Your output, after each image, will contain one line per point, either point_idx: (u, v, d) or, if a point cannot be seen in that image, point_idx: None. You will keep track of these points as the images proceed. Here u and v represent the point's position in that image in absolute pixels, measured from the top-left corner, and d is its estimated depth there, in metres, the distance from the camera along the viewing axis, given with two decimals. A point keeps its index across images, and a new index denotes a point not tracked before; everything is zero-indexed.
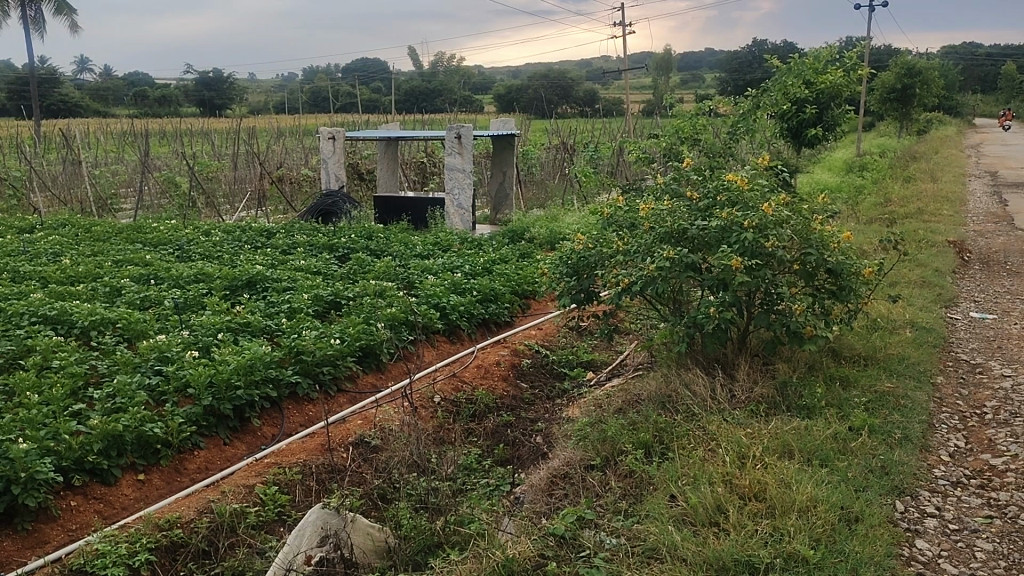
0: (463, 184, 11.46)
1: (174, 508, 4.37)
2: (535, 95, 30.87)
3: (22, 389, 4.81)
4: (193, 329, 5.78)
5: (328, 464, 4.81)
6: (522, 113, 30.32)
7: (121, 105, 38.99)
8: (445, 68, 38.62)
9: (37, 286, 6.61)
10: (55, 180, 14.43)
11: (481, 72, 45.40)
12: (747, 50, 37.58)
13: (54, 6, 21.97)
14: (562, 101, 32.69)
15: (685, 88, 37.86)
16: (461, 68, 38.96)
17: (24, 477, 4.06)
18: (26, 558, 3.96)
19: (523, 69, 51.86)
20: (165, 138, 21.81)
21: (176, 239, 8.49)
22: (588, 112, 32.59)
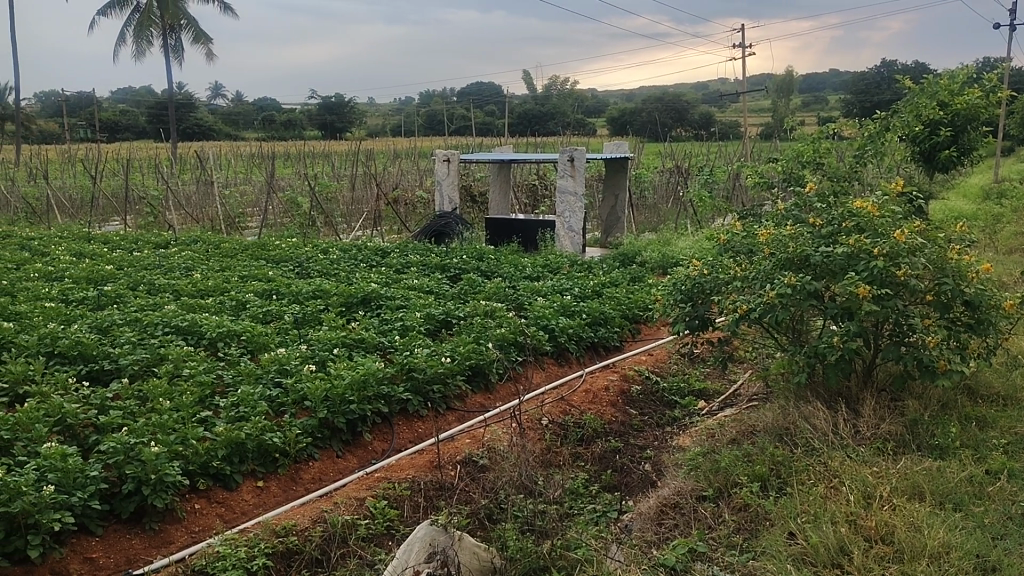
0: (575, 208, 11.51)
1: (290, 516, 4.54)
2: (649, 117, 30.69)
3: (155, 395, 5.13)
4: (312, 343, 5.99)
5: (437, 481, 4.87)
6: (634, 137, 30.23)
7: (250, 128, 41.26)
8: (558, 91, 38.96)
9: (170, 298, 7.01)
10: (188, 199, 15.35)
11: (595, 96, 45.55)
12: (874, 71, 36.20)
13: (193, 36, 23.48)
14: (676, 124, 32.36)
15: (803, 111, 36.81)
16: (574, 91, 39.22)
17: (153, 479, 4.37)
18: (153, 557, 4.24)
19: (638, 93, 51.79)
20: (290, 161, 22.93)
21: (297, 257, 8.85)
22: (701, 135, 32.11)
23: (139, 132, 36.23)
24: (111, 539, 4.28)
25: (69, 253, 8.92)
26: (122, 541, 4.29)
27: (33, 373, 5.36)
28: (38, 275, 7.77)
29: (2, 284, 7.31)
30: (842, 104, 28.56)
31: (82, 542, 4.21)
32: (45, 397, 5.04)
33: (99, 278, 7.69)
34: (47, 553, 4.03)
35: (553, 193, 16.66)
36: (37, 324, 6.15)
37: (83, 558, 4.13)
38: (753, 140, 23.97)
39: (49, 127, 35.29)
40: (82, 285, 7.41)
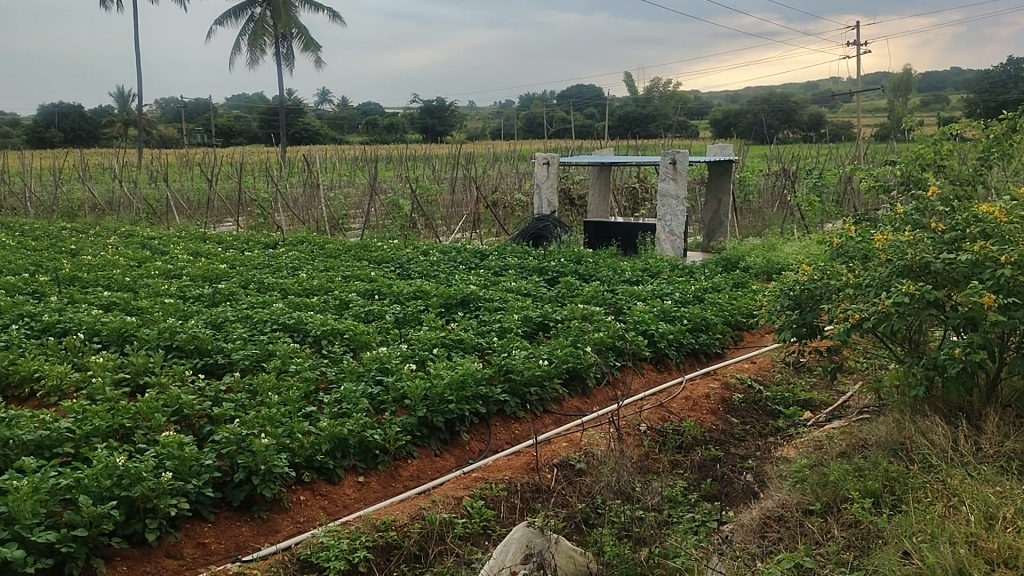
0: (676, 211, 11.38)
1: (390, 512, 4.64)
2: (754, 119, 29.95)
3: (264, 390, 5.36)
4: (412, 343, 6.12)
5: (534, 484, 4.89)
6: (739, 139, 29.57)
7: (354, 132, 42.52)
8: (658, 93, 38.49)
9: (278, 296, 7.29)
10: (296, 201, 15.94)
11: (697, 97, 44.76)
12: (1001, 68, 34.14)
13: (303, 44, 24.38)
14: (784, 126, 31.42)
15: (921, 110, 35.06)
16: (675, 93, 38.65)
17: (263, 470, 4.57)
18: (261, 545, 4.42)
19: (742, 94, 50.59)
20: (392, 163, 23.50)
21: (399, 258, 9.04)
22: (810, 137, 31.06)
23: (251, 137, 37.90)
24: (222, 526, 4.50)
25: (187, 252, 9.40)
26: (233, 528, 4.50)
27: (153, 365, 5.68)
28: (158, 273, 8.21)
29: (127, 280, 7.77)
30: (966, 103, 27.09)
31: (195, 527, 4.45)
32: (163, 388, 5.34)
33: (213, 276, 8.06)
34: (163, 537, 4.27)
35: (655, 195, 16.50)
36: (157, 318, 6.51)
37: (196, 543, 4.36)
38: (868, 141, 23.01)
39: (170, 133, 37.38)
40: (198, 283, 7.79)
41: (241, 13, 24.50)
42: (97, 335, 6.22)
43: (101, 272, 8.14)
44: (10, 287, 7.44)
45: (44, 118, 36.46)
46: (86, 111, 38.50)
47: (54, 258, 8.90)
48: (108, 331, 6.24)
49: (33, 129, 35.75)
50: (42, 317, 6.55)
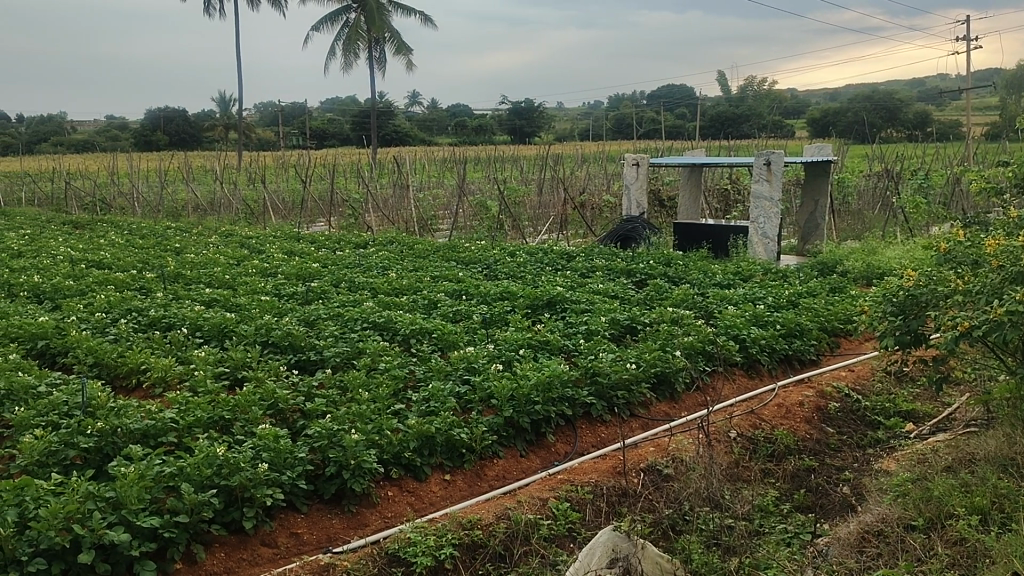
0: (770, 213, 11.13)
1: (476, 510, 4.68)
2: (855, 118, 28.88)
3: (355, 386, 5.49)
4: (499, 343, 6.16)
5: (620, 488, 4.85)
6: (838, 138, 28.60)
7: (443, 134, 43.11)
8: (751, 91, 37.56)
9: (369, 295, 7.46)
10: (386, 202, 16.28)
11: (793, 95, 43.44)
12: None
13: (395, 47, 24.88)
14: (887, 124, 30.18)
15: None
16: (770, 91, 37.65)
17: (353, 464, 4.69)
18: (350, 537, 4.53)
19: (842, 91, 48.86)
20: (479, 165, 23.74)
21: (486, 259, 9.13)
22: (914, 136, 29.75)
23: (343, 139, 38.94)
24: (314, 517, 4.64)
25: (283, 251, 9.72)
26: (324, 520, 4.63)
27: (250, 359, 5.90)
28: (255, 271, 8.51)
29: (226, 278, 8.09)
30: None
31: (289, 517, 4.60)
32: (260, 382, 5.55)
33: (308, 274, 8.30)
34: (259, 526, 4.44)
35: (748, 197, 16.18)
36: (254, 315, 6.76)
37: (290, 533, 4.51)
38: (981, 140, 21.83)
39: (267, 135, 38.79)
40: (292, 281, 8.04)
41: (336, 18, 25.15)
42: (199, 330, 6.50)
43: (202, 269, 8.50)
44: (120, 284, 7.85)
45: (152, 121, 38.39)
46: (190, 115, 40.35)
47: (159, 256, 9.33)
48: (209, 326, 6.51)
49: (142, 133, 37.69)
50: (148, 312, 6.88)
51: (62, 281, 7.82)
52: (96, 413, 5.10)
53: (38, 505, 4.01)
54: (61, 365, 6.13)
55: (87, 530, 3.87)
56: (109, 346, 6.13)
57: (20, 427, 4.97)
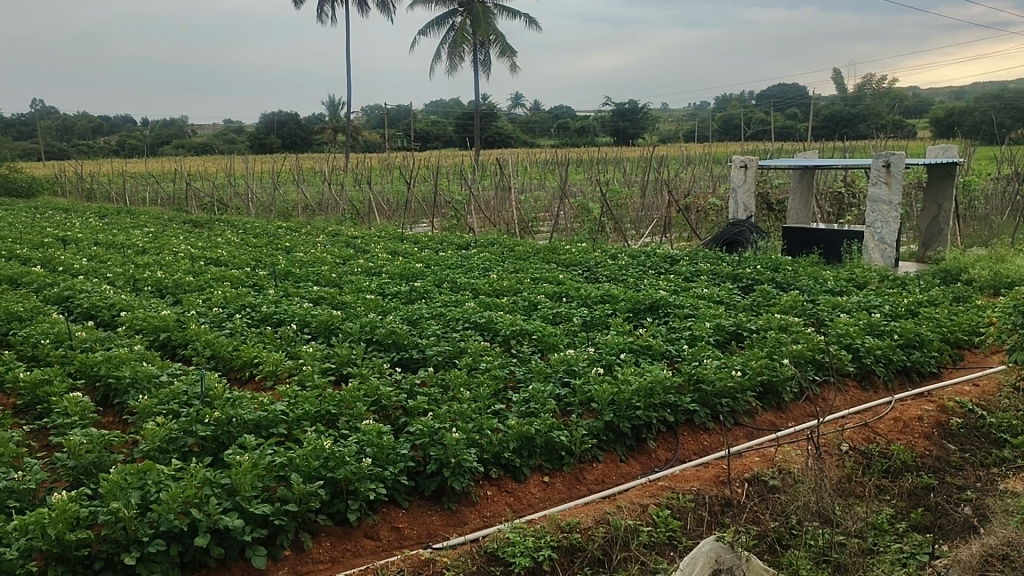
0: (888, 217, 10.67)
1: (575, 513, 4.66)
2: (984, 118, 27.35)
3: (456, 385, 5.58)
4: (599, 346, 6.14)
5: (723, 497, 4.74)
6: (964, 138, 27.14)
7: (545, 135, 43.31)
8: (867, 90, 36.11)
9: (470, 296, 7.57)
10: (488, 204, 16.49)
11: (914, 93, 41.46)
12: None
13: (501, 50, 25.15)
14: (1019, 124, 28.43)
15: None
16: (889, 90, 36.08)
17: (453, 462, 4.76)
18: (449, 534, 4.60)
19: (968, 89, 46.30)
20: (581, 166, 23.74)
21: (588, 262, 9.11)
22: None
23: (447, 141, 39.67)
24: (414, 513, 4.72)
25: (388, 251, 9.98)
26: (425, 516, 4.71)
27: (355, 356, 6.08)
28: (361, 270, 8.77)
29: (333, 276, 8.36)
30: None
31: (391, 511, 4.71)
32: (365, 378, 5.70)
33: (411, 274, 8.49)
34: (363, 518, 4.56)
35: (864, 200, 15.56)
36: (360, 313, 6.96)
37: (391, 526, 4.61)
38: None
39: (373, 138, 39.94)
40: (396, 280, 8.23)
41: (443, 22, 25.60)
42: (307, 327, 6.74)
43: (312, 267, 8.81)
44: (235, 280, 8.23)
45: (266, 125, 40.18)
46: (301, 119, 41.99)
47: (272, 254, 9.73)
48: (316, 323, 6.74)
49: (256, 136, 39.43)
50: (261, 308, 7.18)
51: (183, 277, 8.25)
52: (213, 403, 5.35)
53: (159, 488, 4.23)
54: (181, 356, 6.47)
55: (204, 514, 4.08)
56: (225, 340, 6.43)
57: (144, 414, 5.28)
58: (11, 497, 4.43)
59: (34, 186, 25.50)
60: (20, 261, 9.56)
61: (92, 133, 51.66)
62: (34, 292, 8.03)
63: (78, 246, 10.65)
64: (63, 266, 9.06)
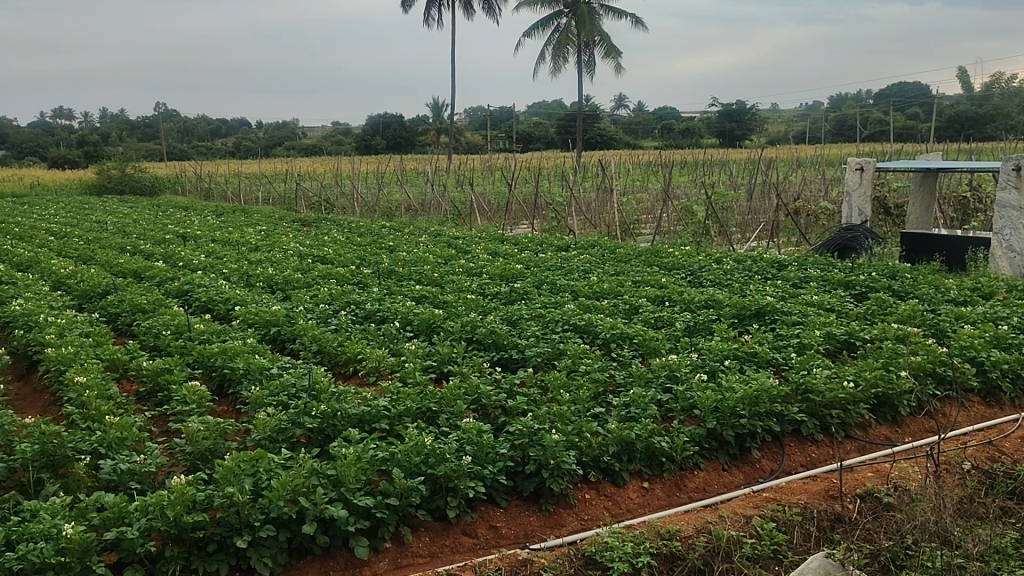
0: (1017, 223, 10.04)
1: (675, 521, 4.58)
2: None
3: (555, 386, 5.59)
4: (702, 352, 6.04)
5: (832, 512, 4.56)
6: None
7: (649, 136, 43.03)
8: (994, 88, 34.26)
9: (570, 297, 7.58)
10: (588, 206, 16.47)
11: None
12: None
13: (605, 51, 25.03)
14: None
15: None
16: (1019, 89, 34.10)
17: (552, 464, 4.77)
18: (546, 535, 4.60)
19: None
20: (685, 168, 23.43)
21: (691, 265, 8.97)
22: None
23: (548, 143, 39.89)
24: (512, 513, 4.75)
25: (488, 251, 10.10)
26: (522, 516, 4.74)
27: (456, 355, 6.18)
28: (462, 270, 8.89)
29: (435, 276, 8.51)
30: None
31: (489, 510, 4.76)
32: (465, 377, 5.79)
33: (511, 275, 8.55)
34: (461, 515, 4.62)
35: (991, 206, 14.78)
36: (460, 312, 7.07)
37: (489, 525, 4.65)
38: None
39: (475, 139, 40.56)
40: (496, 281, 8.31)
41: (548, 23, 25.70)
42: (409, 324, 6.89)
43: (414, 267, 9.00)
44: (341, 277, 8.50)
45: (372, 128, 41.40)
46: (406, 122, 43.07)
47: (378, 253, 9.99)
48: (419, 321, 6.88)
49: (363, 137, 40.59)
50: (365, 305, 7.39)
51: (292, 274, 8.57)
52: (320, 395, 5.54)
53: (269, 476, 4.40)
54: (289, 350, 6.72)
55: (310, 503, 4.22)
56: (331, 336, 6.64)
57: (256, 405, 5.50)
58: (133, 479, 4.69)
59: (158, 185, 27.02)
60: (145, 257, 10.13)
61: (211, 134, 54.31)
62: (157, 286, 8.50)
63: (197, 242, 11.21)
64: (183, 261, 9.56)
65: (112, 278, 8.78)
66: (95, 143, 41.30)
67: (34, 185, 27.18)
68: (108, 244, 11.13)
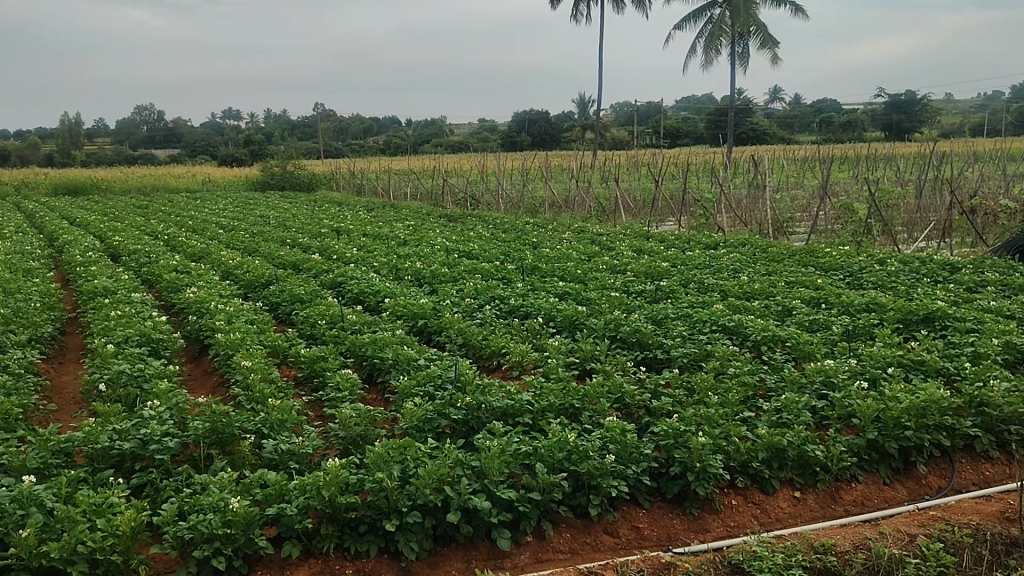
0: None
1: (830, 534, 4.36)
2: None
3: (702, 389, 5.46)
4: (862, 358, 5.73)
5: (1008, 536, 4.21)
6: None
7: (805, 132, 41.41)
8: None
9: (718, 297, 7.41)
10: (738, 203, 16.01)
11: None
12: None
13: (760, 41, 24.17)
14: None
15: None
16: None
17: (698, 467, 4.65)
18: (690, 540, 4.50)
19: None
20: (845, 164, 22.35)
21: (850, 266, 8.53)
22: None
23: (697, 138, 39.16)
24: (655, 514, 4.69)
25: (633, 249, 10.01)
26: (665, 519, 4.66)
27: (599, 352, 6.17)
28: (606, 267, 8.86)
29: (579, 272, 8.51)
30: None
31: (631, 510, 4.71)
32: (609, 375, 5.76)
33: (656, 273, 8.44)
34: (603, 514, 4.60)
35: None
36: (605, 309, 7.05)
37: (631, 525, 4.60)
38: None
39: (620, 135, 40.39)
40: (641, 279, 8.23)
41: (699, 15, 25.10)
42: (553, 320, 6.95)
43: (558, 263, 9.05)
44: (486, 272, 8.67)
45: (518, 126, 42.05)
46: (551, 119, 43.48)
47: (522, 249, 10.12)
48: (562, 317, 6.92)
49: (508, 135, 41.23)
50: (509, 301, 7.50)
51: (439, 268, 8.81)
52: (465, 388, 5.67)
53: (416, 464, 4.53)
54: (436, 342, 6.93)
55: (455, 492, 4.32)
56: (476, 330, 6.78)
57: (404, 394, 5.70)
58: (292, 459, 4.96)
59: (314, 181, 28.56)
60: (303, 249, 10.73)
61: (364, 133, 56.73)
62: (313, 277, 8.98)
63: (350, 236, 11.75)
64: (337, 254, 10.05)
65: (273, 269, 9.35)
66: (260, 143, 44.09)
67: (207, 181, 29.38)
68: (271, 237, 11.86)
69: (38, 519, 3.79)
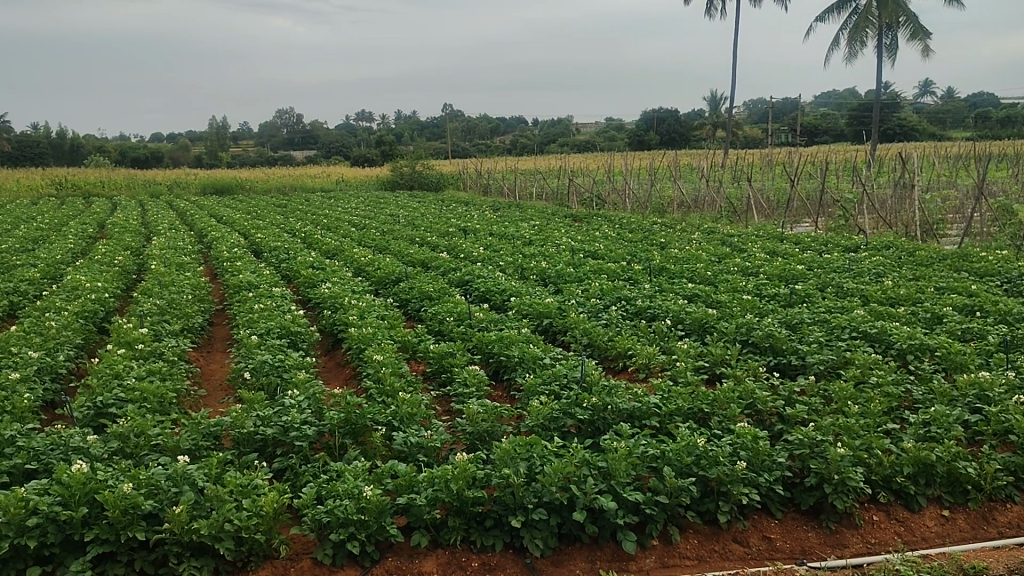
0: None
1: (982, 556, 4.10)
2: None
3: (840, 397, 5.25)
4: (1021, 371, 5.36)
5: None
6: None
7: (959, 127, 38.95)
8: None
9: (859, 302, 7.11)
10: (883, 204, 15.26)
11: None
12: None
13: (910, 32, 22.89)
14: None
15: None
16: None
17: (836, 479, 4.49)
18: (826, 554, 4.32)
19: None
20: (1003, 163, 20.86)
21: (1010, 273, 7.97)
22: None
23: (836, 135, 37.59)
24: (788, 525, 4.54)
25: (767, 251, 9.74)
26: (799, 531, 4.50)
27: (730, 356, 6.05)
28: (738, 269, 8.65)
29: (709, 274, 8.36)
30: None
31: (763, 520, 4.58)
32: (739, 380, 5.63)
33: (791, 276, 8.19)
34: (734, 522, 4.51)
35: None
36: (735, 313, 6.91)
37: (763, 535, 4.47)
38: None
39: (753, 133, 39.29)
40: (775, 282, 8.00)
41: (844, 5, 24.05)
42: (681, 323, 6.87)
43: (687, 264, 8.91)
44: (613, 273, 8.65)
45: (647, 125, 41.61)
46: (680, 117, 42.78)
47: (650, 249, 10.03)
48: (691, 321, 6.83)
49: (636, 133, 40.87)
50: (636, 302, 7.47)
51: (566, 268, 8.86)
52: (591, 387, 5.68)
53: (543, 462, 4.59)
54: (562, 341, 6.97)
55: (581, 492, 4.33)
56: (602, 330, 6.79)
57: (530, 392, 5.76)
58: (421, 452, 5.11)
59: (442, 181, 29.24)
60: (433, 247, 11.02)
61: (489, 132, 57.55)
62: (442, 275, 9.22)
63: (478, 235, 11.98)
64: (466, 253, 10.28)
65: (404, 267, 9.66)
66: (391, 143, 45.46)
67: (341, 181, 30.58)
68: (401, 235, 12.25)
69: (190, 496, 4.04)
